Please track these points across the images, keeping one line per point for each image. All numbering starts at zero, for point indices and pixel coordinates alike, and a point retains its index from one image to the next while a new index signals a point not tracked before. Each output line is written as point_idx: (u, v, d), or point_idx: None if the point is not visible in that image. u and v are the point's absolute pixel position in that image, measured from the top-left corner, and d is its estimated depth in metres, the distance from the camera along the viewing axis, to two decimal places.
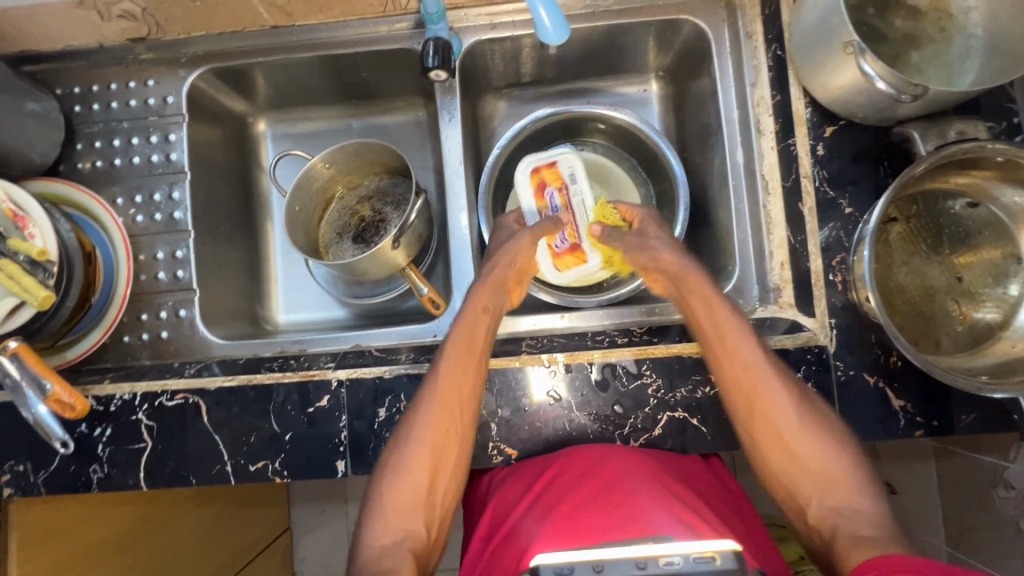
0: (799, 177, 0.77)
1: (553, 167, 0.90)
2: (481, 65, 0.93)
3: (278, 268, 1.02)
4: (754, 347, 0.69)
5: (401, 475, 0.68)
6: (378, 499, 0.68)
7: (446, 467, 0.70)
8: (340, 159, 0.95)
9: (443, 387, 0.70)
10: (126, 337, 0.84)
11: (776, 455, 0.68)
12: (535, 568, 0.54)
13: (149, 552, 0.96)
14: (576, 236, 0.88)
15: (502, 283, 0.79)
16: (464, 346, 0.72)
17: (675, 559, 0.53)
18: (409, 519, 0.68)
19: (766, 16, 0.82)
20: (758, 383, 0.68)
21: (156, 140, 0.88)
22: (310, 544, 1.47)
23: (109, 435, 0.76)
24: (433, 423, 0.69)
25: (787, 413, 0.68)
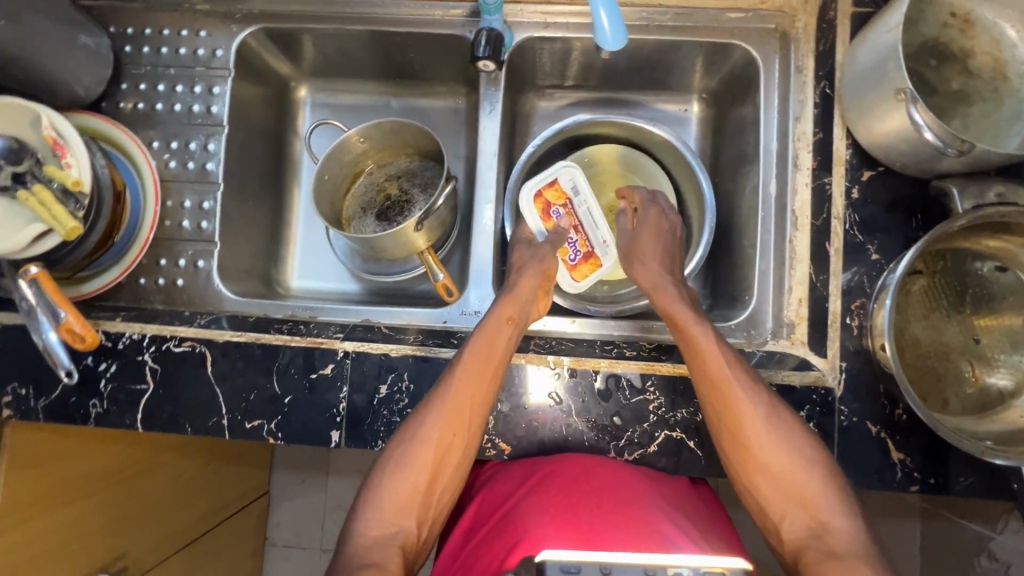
0: (829, 217, 0.77)
1: (553, 184, 0.90)
2: (528, 61, 0.94)
3: (299, 233, 1.04)
4: (727, 367, 0.68)
5: (403, 469, 0.67)
6: (377, 489, 0.67)
7: (448, 470, 0.69)
8: (375, 135, 0.96)
9: (457, 386, 0.69)
10: (142, 280, 0.85)
11: (744, 462, 0.67)
12: (542, 563, 0.53)
13: (136, 495, 1.00)
14: (588, 244, 0.90)
15: (532, 291, 0.78)
16: (486, 351, 0.72)
17: (683, 570, 0.54)
18: (403, 516, 0.66)
19: (820, 52, 0.81)
20: (732, 403, 0.67)
21: (199, 91, 0.88)
22: (286, 512, 1.48)
23: (113, 371, 0.76)
24: (441, 424, 0.69)
25: (760, 427, 0.67)
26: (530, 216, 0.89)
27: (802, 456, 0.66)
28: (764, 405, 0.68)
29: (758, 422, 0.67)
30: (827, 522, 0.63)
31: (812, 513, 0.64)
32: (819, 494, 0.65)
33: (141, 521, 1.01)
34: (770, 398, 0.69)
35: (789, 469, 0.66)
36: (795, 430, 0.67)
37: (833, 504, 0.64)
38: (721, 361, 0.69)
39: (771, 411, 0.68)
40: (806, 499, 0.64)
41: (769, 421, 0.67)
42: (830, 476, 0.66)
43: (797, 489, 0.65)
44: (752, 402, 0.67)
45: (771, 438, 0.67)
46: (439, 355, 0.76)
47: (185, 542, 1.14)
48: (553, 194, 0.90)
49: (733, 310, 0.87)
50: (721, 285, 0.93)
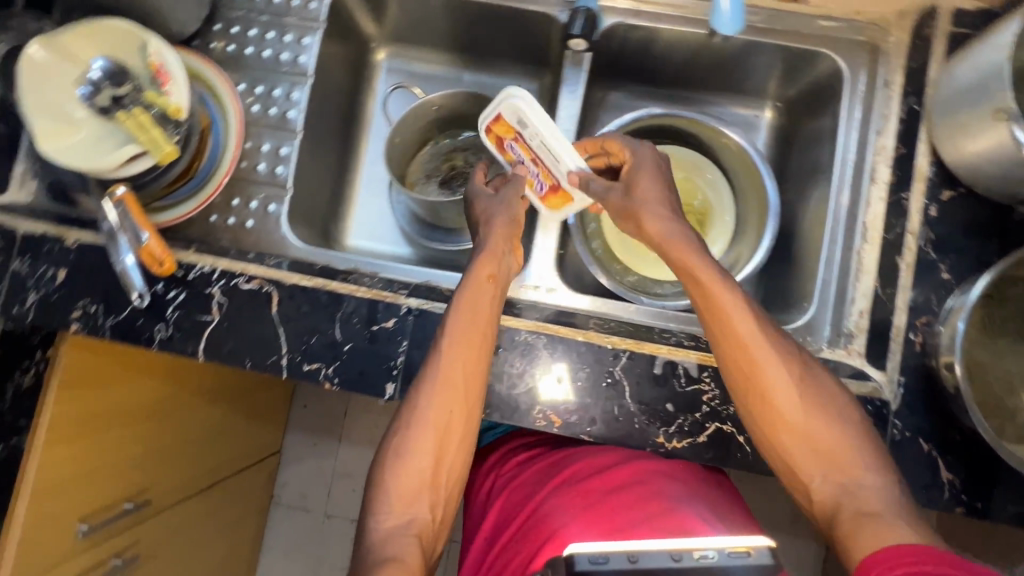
0: (903, 233, 0.77)
1: (500, 120, 0.84)
2: (612, 48, 0.94)
3: (359, 193, 1.05)
4: (746, 319, 0.67)
5: (407, 451, 0.68)
6: (385, 479, 0.68)
7: (451, 449, 0.70)
8: (448, 103, 0.97)
9: (447, 355, 0.70)
10: (213, 217, 0.86)
11: (762, 416, 0.67)
12: (572, 557, 0.56)
13: (158, 433, 1.07)
14: (552, 176, 0.83)
15: (504, 245, 0.79)
16: (469, 312, 0.73)
17: (710, 553, 0.56)
18: (414, 501, 0.67)
19: (911, 69, 0.81)
20: (753, 358, 0.67)
21: (289, 40, 0.89)
22: (293, 473, 1.59)
23: (182, 299, 0.78)
24: (438, 399, 0.69)
25: (777, 378, 0.66)
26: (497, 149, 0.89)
27: (830, 412, 0.66)
28: (784, 356, 0.67)
29: (771, 370, 0.66)
30: (861, 482, 0.62)
31: (845, 472, 0.63)
32: (848, 454, 0.64)
33: (161, 456, 1.09)
34: (789, 350, 0.68)
35: (809, 422, 0.65)
36: (812, 382, 0.67)
37: (860, 460, 0.64)
38: (729, 305, 0.68)
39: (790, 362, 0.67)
40: (835, 453, 0.64)
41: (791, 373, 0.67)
42: (852, 429, 0.65)
43: (820, 448, 0.65)
44: (762, 346, 0.67)
45: (787, 390, 0.66)
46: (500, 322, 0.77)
47: (195, 490, 1.21)
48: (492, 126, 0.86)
49: (788, 316, 0.87)
50: (775, 291, 0.94)
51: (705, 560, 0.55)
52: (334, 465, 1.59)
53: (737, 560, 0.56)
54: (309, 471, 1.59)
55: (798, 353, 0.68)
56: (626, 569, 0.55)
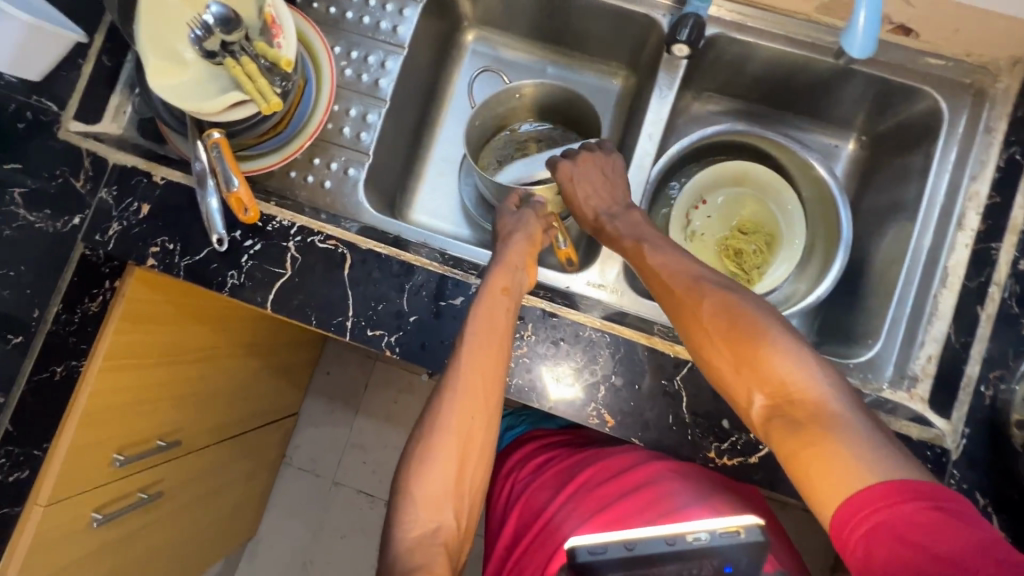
0: (987, 282, 0.76)
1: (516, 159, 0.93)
2: (705, 57, 0.94)
3: (429, 170, 1.05)
4: (678, 283, 0.70)
5: (429, 462, 0.66)
6: (406, 491, 0.66)
7: (472, 459, 0.67)
8: (532, 93, 0.98)
9: (465, 370, 0.68)
10: (292, 173, 0.88)
11: (713, 370, 0.66)
12: (574, 549, 0.66)
13: (198, 377, 1.08)
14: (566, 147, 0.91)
15: (522, 258, 0.76)
16: (487, 327, 0.70)
17: (702, 535, 0.64)
18: (436, 512, 0.65)
19: (1017, 118, 0.79)
20: (697, 321, 0.67)
21: (390, 10, 0.90)
22: (306, 437, 1.61)
23: (257, 249, 0.79)
24: (459, 408, 0.67)
25: (714, 322, 0.65)
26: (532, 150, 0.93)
27: (747, 327, 0.62)
28: (727, 307, 0.65)
29: (710, 316, 0.66)
30: (798, 394, 0.58)
31: (781, 390, 0.59)
32: (784, 369, 0.59)
33: (198, 401, 1.11)
34: (739, 301, 0.65)
35: (745, 346, 0.62)
36: (744, 310, 0.64)
37: (808, 374, 0.58)
38: (666, 274, 0.71)
39: (732, 309, 0.65)
40: (786, 384, 0.59)
41: (731, 322, 0.64)
42: (788, 343, 0.60)
43: (767, 372, 0.60)
44: (698, 295, 0.68)
45: (726, 326, 0.64)
46: (566, 316, 0.77)
47: (218, 438, 1.23)
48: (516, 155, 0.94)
49: (849, 351, 0.86)
50: (836, 323, 0.92)
51: (698, 542, 0.63)
52: (349, 433, 1.60)
53: (727, 541, 0.63)
54: (324, 436, 1.61)
55: (740, 292, 0.66)
56: (624, 557, 0.64)
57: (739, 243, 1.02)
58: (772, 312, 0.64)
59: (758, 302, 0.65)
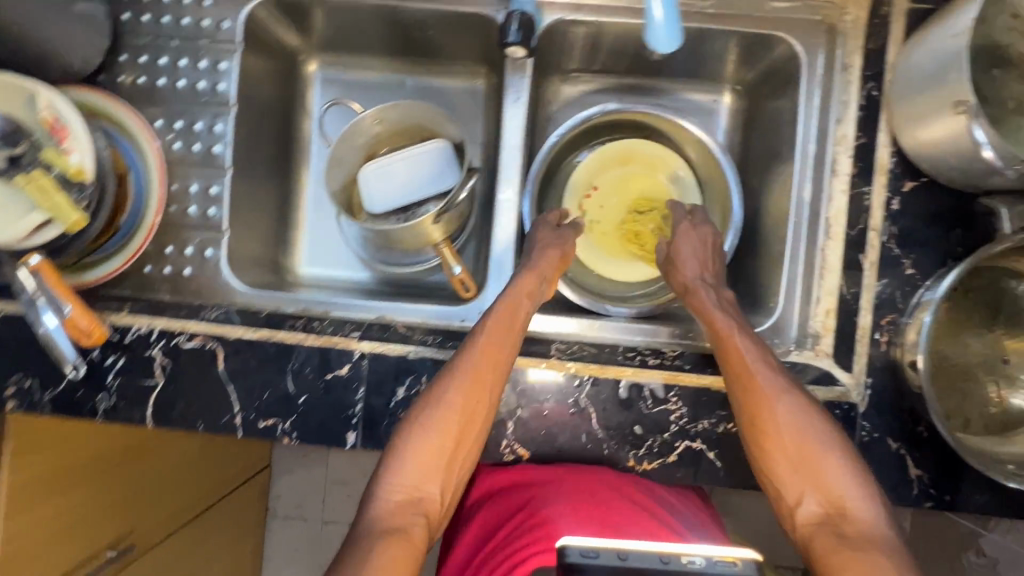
0: (866, 229, 0.75)
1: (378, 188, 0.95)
2: (556, 44, 0.88)
3: (308, 217, 1.00)
4: (759, 365, 0.69)
5: (428, 428, 0.66)
6: (398, 453, 0.66)
7: (470, 438, 0.68)
8: (391, 117, 0.93)
9: (478, 356, 0.69)
10: (147, 267, 0.81)
11: (757, 438, 0.67)
12: (562, 547, 0.50)
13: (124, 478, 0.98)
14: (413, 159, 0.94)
15: (547, 273, 0.78)
16: (507, 321, 0.72)
17: (696, 559, 0.50)
18: (426, 482, 0.65)
19: (870, 50, 0.76)
20: (759, 404, 0.67)
21: (205, 66, 0.81)
22: (287, 484, 1.49)
23: (121, 366, 0.74)
24: (463, 391, 0.68)
25: (775, 405, 0.67)
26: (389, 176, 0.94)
27: (814, 433, 0.65)
28: (798, 404, 0.67)
29: (779, 402, 0.67)
30: (846, 510, 0.61)
31: (829, 498, 0.62)
32: (835, 479, 0.63)
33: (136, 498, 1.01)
34: (811, 409, 0.67)
35: (804, 442, 0.65)
36: (812, 412, 0.67)
37: (852, 487, 0.62)
38: (744, 349, 0.70)
39: (801, 409, 0.67)
40: (838, 494, 0.62)
41: (799, 421, 0.66)
42: (845, 456, 0.64)
43: (818, 470, 0.63)
44: (761, 371, 0.69)
45: (787, 414, 0.67)
46: None
47: (181, 524, 1.13)
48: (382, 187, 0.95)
49: (755, 316, 0.85)
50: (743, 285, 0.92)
51: (692, 566, 0.49)
52: (326, 471, 1.48)
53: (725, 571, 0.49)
54: (300, 480, 1.49)
55: (807, 394, 0.69)
56: (615, 568, 0.49)
57: (639, 220, 0.97)
58: (828, 418, 0.67)
59: (816, 405, 0.68)
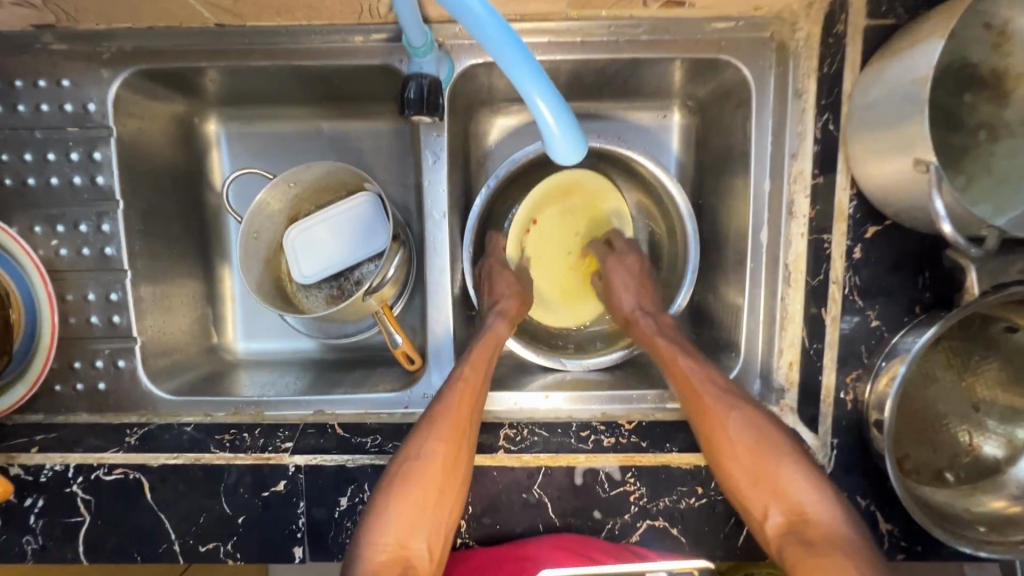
0: (827, 280, 0.68)
1: (300, 253, 0.85)
2: (476, 84, 0.78)
3: (235, 288, 0.91)
4: (703, 378, 0.68)
5: (407, 481, 0.63)
6: (381, 511, 0.62)
7: (452, 491, 0.64)
8: (307, 178, 0.84)
9: (451, 405, 0.66)
10: (57, 386, 0.75)
11: (712, 455, 0.65)
12: None
13: None
14: (337, 218, 0.85)
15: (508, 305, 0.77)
16: (477, 368, 0.70)
17: None
18: (413, 539, 0.62)
19: (824, 73, 0.67)
20: (709, 415, 0.66)
21: (78, 158, 0.72)
22: None
23: (42, 505, 0.69)
24: (441, 443, 0.64)
25: (728, 417, 0.65)
26: (309, 239, 0.85)
27: (767, 438, 0.64)
28: (747, 415, 0.65)
29: (726, 414, 0.65)
30: (808, 515, 0.59)
31: (791, 506, 0.60)
32: (793, 484, 0.61)
33: None
34: (760, 420, 0.65)
35: (761, 450, 0.63)
36: (762, 419, 0.65)
37: (813, 493, 0.60)
38: (688, 368, 0.69)
39: (753, 418, 0.65)
40: (798, 500, 0.60)
41: (753, 430, 0.64)
42: (798, 457, 0.62)
43: (775, 480, 0.61)
44: (706, 384, 0.67)
45: (739, 429, 0.64)
46: None
47: None
48: (301, 250, 0.85)
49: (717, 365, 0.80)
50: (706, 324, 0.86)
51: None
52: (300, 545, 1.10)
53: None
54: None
55: (753, 403, 0.67)
56: None
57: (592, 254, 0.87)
58: (777, 421, 0.65)
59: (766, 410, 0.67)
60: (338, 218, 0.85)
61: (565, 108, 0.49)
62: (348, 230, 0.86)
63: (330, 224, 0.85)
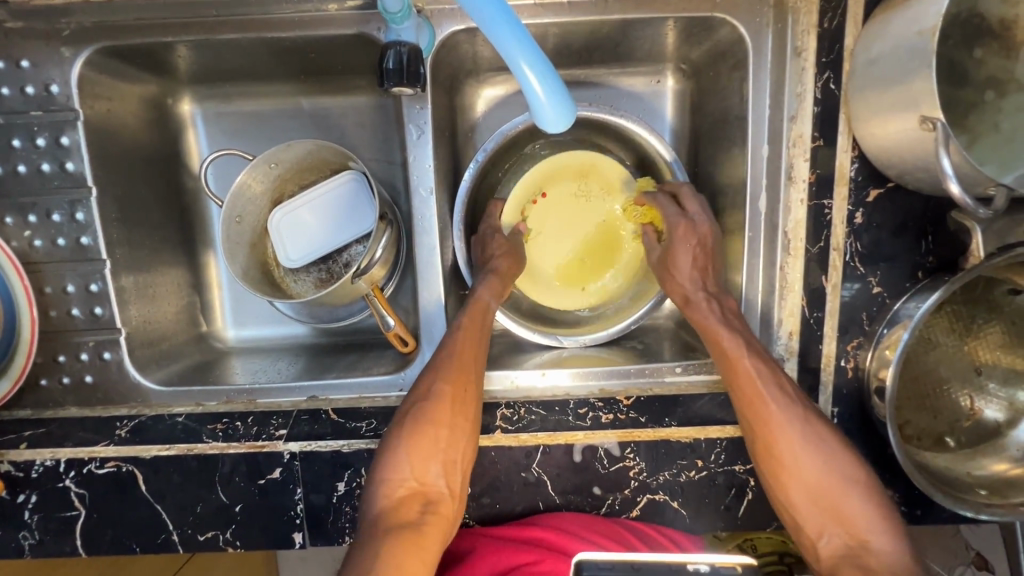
0: (828, 246, 0.66)
1: (284, 233, 0.83)
2: (460, 53, 0.74)
3: (223, 274, 0.89)
4: (768, 384, 0.63)
5: (420, 419, 0.63)
6: (396, 445, 0.63)
7: (465, 431, 0.64)
8: (288, 158, 0.81)
9: (455, 353, 0.67)
10: (43, 381, 0.73)
11: (775, 471, 0.63)
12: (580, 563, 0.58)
13: None
14: (320, 197, 0.82)
15: (500, 268, 0.75)
16: (477, 322, 0.70)
17: (701, 566, 0.60)
18: (429, 472, 0.62)
19: (825, 30, 0.64)
20: (770, 426, 0.63)
21: (44, 144, 0.69)
22: None
23: (35, 501, 0.68)
24: (450, 384, 0.65)
25: (793, 436, 0.62)
26: (294, 221, 0.83)
27: (828, 454, 0.61)
28: (811, 432, 0.62)
29: (794, 432, 0.62)
30: (870, 544, 0.58)
31: (850, 530, 0.59)
32: (856, 511, 0.60)
33: None
34: (823, 436, 0.62)
35: (826, 474, 0.61)
36: (832, 442, 0.62)
37: (874, 522, 0.59)
38: (755, 374, 0.64)
39: (815, 435, 0.62)
40: (850, 516, 0.59)
41: (814, 451, 0.62)
42: (860, 484, 0.61)
43: (839, 505, 0.60)
44: (779, 403, 0.63)
45: (809, 452, 0.62)
46: None
47: None
48: (285, 232, 0.83)
49: None
50: None
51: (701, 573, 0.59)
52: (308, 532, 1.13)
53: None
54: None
55: (817, 417, 0.64)
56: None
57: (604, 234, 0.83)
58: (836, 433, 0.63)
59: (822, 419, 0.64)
60: (321, 197, 0.82)
61: (552, 73, 0.45)
62: (334, 210, 0.83)
63: (314, 202, 0.82)
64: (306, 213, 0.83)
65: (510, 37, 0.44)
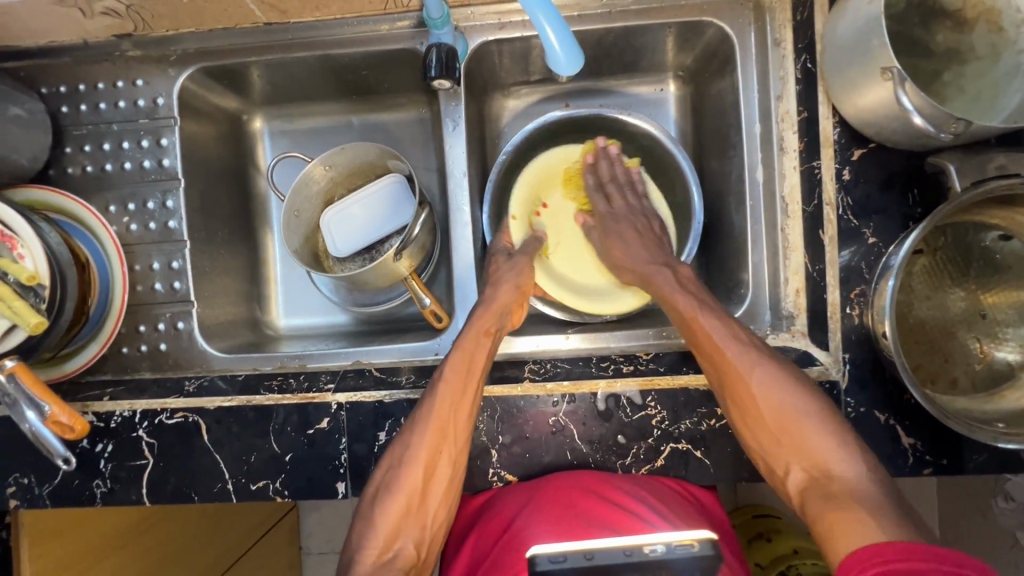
0: (822, 203, 0.73)
1: (334, 229, 0.93)
2: (488, 66, 0.87)
3: (278, 270, 0.99)
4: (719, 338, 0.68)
5: (394, 490, 0.68)
6: (370, 516, 0.68)
7: (438, 483, 0.69)
8: (341, 161, 0.92)
9: (438, 408, 0.69)
10: (124, 349, 0.83)
11: (744, 423, 0.66)
12: (533, 557, 0.54)
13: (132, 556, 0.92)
14: (370, 194, 0.93)
15: (507, 304, 0.78)
16: (465, 366, 0.71)
17: (657, 546, 0.53)
18: (398, 539, 0.67)
19: (798, 22, 0.76)
20: (731, 374, 0.67)
21: (148, 145, 0.84)
22: (316, 520, 1.33)
23: (111, 450, 0.76)
24: (427, 445, 0.68)
25: (752, 376, 0.66)
26: (346, 220, 0.93)
27: (753, 362, 0.67)
28: (766, 372, 0.66)
29: (750, 374, 0.66)
30: (833, 471, 0.61)
31: (814, 461, 0.62)
32: (819, 443, 0.63)
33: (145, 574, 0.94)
34: (776, 367, 0.67)
35: (788, 416, 0.64)
36: (788, 382, 0.66)
37: (839, 452, 0.62)
38: (712, 332, 0.69)
39: (773, 373, 0.66)
40: (811, 448, 0.63)
41: (773, 389, 0.65)
42: (825, 422, 0.64)
43: (797, 440, 0.63)
44: (765, 379, 0.66)
45: (766, 391, 0.65)
46: None
47: None
48: (336, 230, 0.93)
49: (729, 305, 0.83)
50: (717, 273, 0.89)
51: (654, 555, 0.51)
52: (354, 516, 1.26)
53: (683, 555, 0.52)
54: (329, 514, 1.32)
55: (778, 360, 0.68)
56: (582, 568, 0.52)
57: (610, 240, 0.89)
58: (796, 372, 0.67)
59: (781, 357, 0.69)
60: (371, 195, 0.93)
61: (566, 28, 0.59)
62: (383, 207, 0.93)
63: (362, 200, 0.93)
64: (354, 210, 0.93)
65: (533, 4, 0.56)
